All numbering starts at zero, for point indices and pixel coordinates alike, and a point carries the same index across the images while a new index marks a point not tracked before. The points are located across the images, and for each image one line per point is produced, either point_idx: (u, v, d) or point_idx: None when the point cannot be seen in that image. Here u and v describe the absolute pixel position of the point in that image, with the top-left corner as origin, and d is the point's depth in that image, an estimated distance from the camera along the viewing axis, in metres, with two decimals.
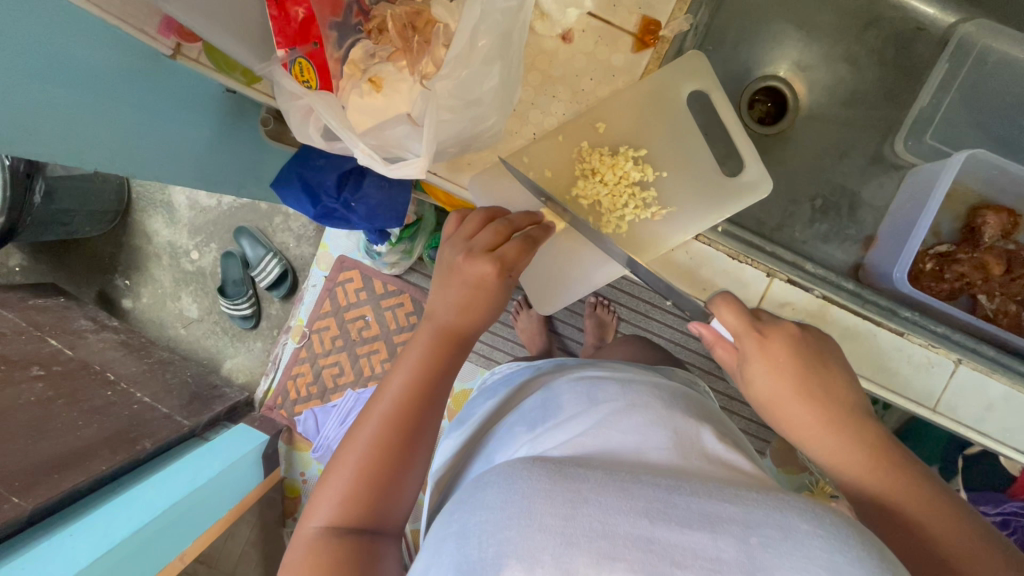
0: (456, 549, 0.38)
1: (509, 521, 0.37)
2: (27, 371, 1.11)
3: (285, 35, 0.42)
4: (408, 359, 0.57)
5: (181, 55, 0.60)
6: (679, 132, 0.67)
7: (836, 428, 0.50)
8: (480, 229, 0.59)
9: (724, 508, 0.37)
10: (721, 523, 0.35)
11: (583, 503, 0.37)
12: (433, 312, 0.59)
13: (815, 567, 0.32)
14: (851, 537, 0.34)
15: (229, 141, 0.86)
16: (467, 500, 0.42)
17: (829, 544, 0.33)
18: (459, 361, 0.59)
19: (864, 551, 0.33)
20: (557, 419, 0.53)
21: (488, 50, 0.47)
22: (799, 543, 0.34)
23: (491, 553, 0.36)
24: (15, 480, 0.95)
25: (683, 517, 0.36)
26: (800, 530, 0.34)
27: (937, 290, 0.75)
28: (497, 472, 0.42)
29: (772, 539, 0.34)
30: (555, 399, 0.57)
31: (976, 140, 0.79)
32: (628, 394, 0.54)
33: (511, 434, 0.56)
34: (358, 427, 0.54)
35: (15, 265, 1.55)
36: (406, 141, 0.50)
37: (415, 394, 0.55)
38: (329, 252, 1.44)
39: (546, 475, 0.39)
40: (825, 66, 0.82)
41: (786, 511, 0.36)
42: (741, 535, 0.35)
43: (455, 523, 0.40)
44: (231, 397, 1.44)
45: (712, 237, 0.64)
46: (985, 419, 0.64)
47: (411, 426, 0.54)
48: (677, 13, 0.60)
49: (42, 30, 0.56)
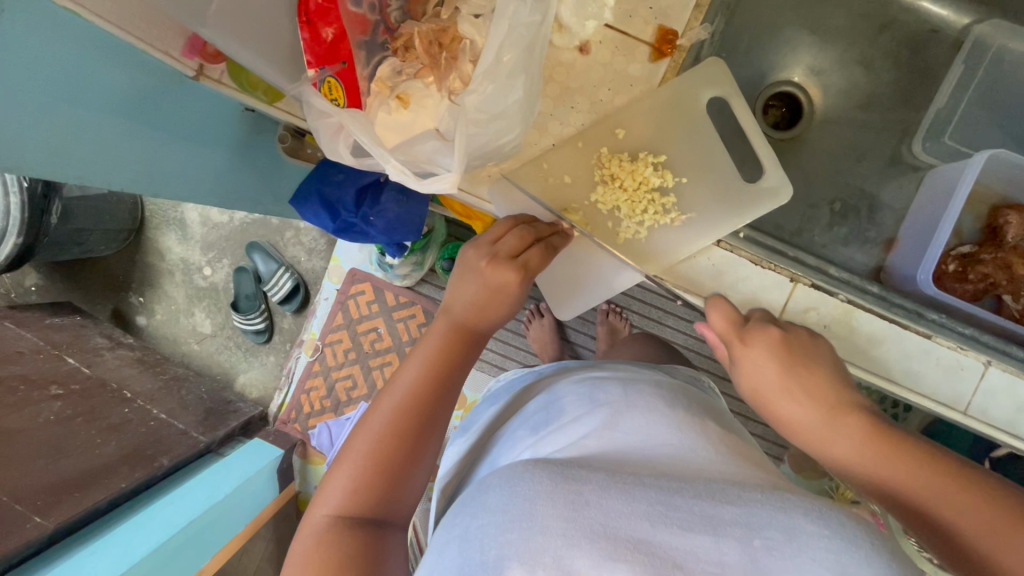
0: (459, 552, 0.39)
1: (510, 523, 0.37)
2: (46, 391, 1.12)
3: (314, 55, 0.44)
4: (421, 354, 0.57)
5: (204, 75, 0.60)
6: (699, 138, 0.67)
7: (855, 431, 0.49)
8: (506, 232, 0.60)
9: (727, 509, 0.36)
10: (723, 526, 0.35)
11: (585, 505, 0.37)
12: (450, 309, 0.59)
13: (822, 568, 0.32)
14: (861, 537, 0.34)
15: (246, 158, 0.87)
16: (471, 503, 0.42)
17: (835, 546, 0.33)
18: (471, 357, 0.58)
19: (872, 551, 0.33)
20: (560, 421, 0.53)
21: (512, 64, 0.47)
22: (805, 545, 0.33)
23: (493, 556, 0.36)
24: (37, 499, 0.96)
25: (685, 519, 0.36)
26: (807, 531, 0.34)
27: (961, 291, 0.74)
28: (498, 475, 0.42)
29: (776, 541, 0.34)
30: (558, 401, 0.57)
31: (993, 139, 0.79)
32: (630, 396, 0.54)
33: (515, 438, 0.57)
34: (367, 418, 0.54)
35: (31, 285, 1.57)
36: (435, 156, 0.49)
37: (426, 388, 0.54)
38: (340, 265, 1.45)
39: (548, 476, 0.39)
40: (839, 70, 0.82)
41: (792, 511, 0.35)
42: (744, 537, 0.34)
43: (458, 527, 0.41)
44: (246, 412, 1.44)
45: (734, 244, 0.64)
46: (1017, 422, 0.63)
47: (420, 421, 0.53)
48: (694, 22, 0.60)
49: (79, 59, 0.58)
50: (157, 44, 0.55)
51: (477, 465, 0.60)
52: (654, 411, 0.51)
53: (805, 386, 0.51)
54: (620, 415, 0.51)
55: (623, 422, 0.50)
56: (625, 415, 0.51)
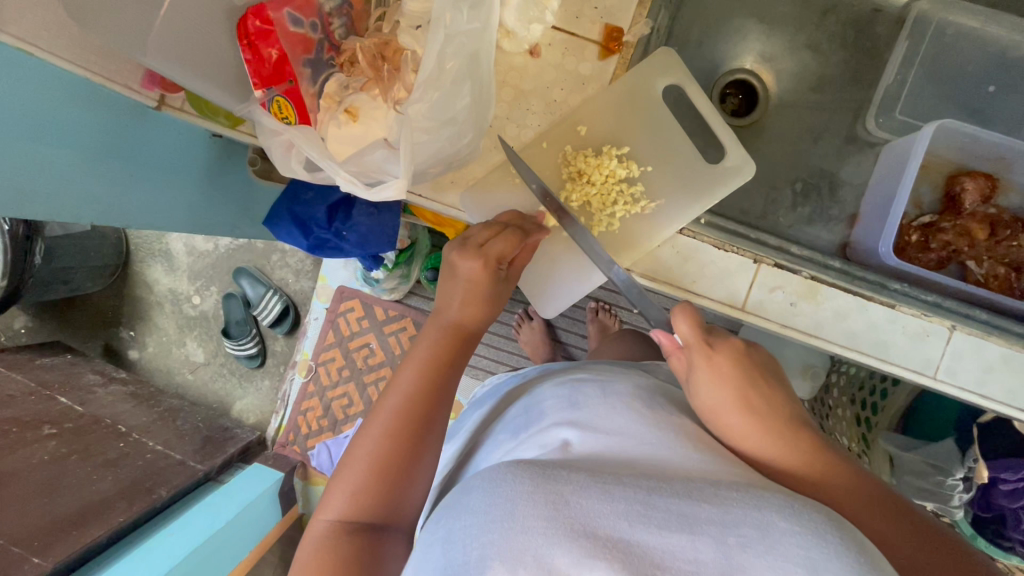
0: (442, 552, 0.39)
1: (493, 524, 0.37)
2: (39, 431, 1.12)
3: (260, 76, 0.47)
4: (416, 356, 0.57)
5: (167, 105, 0.61)
6: (658, 126, 0.68)
7: (751, 404, 0.51)
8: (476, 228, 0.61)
9: (703, 508, 0.36)
10: (698, 524, 0.35)
11: (565, 504, 0.36)
12: (443, 313, 0.59)
13: (793, 564, 0.33)
14: (830, 532, 0.35)
15: (222, 185, 0.89)
16: (453, 506, 0.42)
17: (806, 541, 0.34)
18: (464, 357, 0.58)
19: (840, 546, 0.35)
20: (539, 424, 0.54)
21: (457, 70, 0.48)
22: (776, 541, 0.34)
23: (476, 555, 0.36)
24: (34, 540, 0.95)
25: (662, 519, 0.36)
26: (779, 527, 0.35)
27: (925, 261, 0.76)
28: (481, 476, 0.42)
29: (750, 539, 0.34)
30: (539, 404, 0.58)
31: (943, 110, 0.81)
32: (611, 398, 0.54)
33: (497, 441, 0.58)
34: (368, 422, 0.54)
35: (21, 327, 1.58)
36: (384, 164, 0.50)
37: (426, 389, 0.54)
38: (328, 284, 1.45)
39: (530, 477, 0.39)
40: (791, 54, 0.84)
41: (764, 508, 0.36)
42: (719, 535, 0.35)
43: (440, 529, 0.41)
44: (243, 437, 1.44)
45: (697, 229, 0.66)
46: (987, 382, 0.65)
47: (420, 420, 0.53)
48: (638, 19, 0.63)
49: (35, 93, 0.59)
50: (114, 77, 0.56)
51: (465, 466, 0.60)
52: (631, 412, 0.51)
53: (744, 385, 0.51)
54: (596, 417, 0.51)
55: (601, 424, 0.50)
56: (607, 416, 0.51)
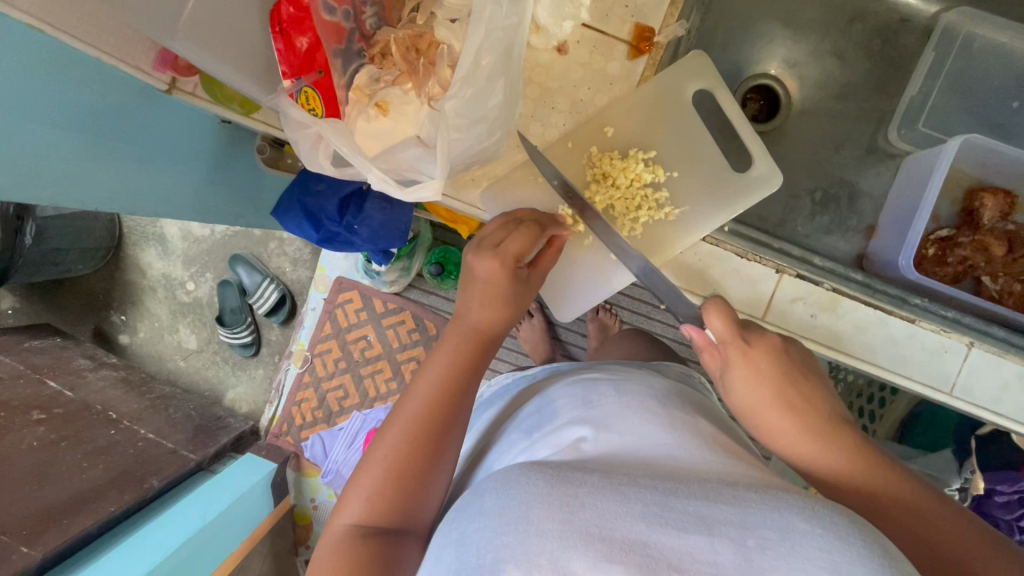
0: (455, 557, 0.38)
1: (506, 527, 0.36)
2: (28, 416, 1.09)
3: (290, 65, 0.45)
4: (436, 358, 0.55)
5: (178, 89, 0.59)
6: (686, 130, 0.67)
7: (784, 405, 0.50)
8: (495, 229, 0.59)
9: (720, 509, 0.34)
10: (716, 525, 0.33)
11: (580, 507, 0.35)
12: (462, 314, 0.57)
13: (816, 568, 0.31)
14: (853, 535, 0.33)
15: (228, 173, 0.86)
16: (466, 507, 0.41)
17: (828, 544, 0.32)
18: (486, 362, 0.57)
19: (866, 550, 0.32)
20: (553, 423, 0.53)
21: (491, 67, 0.47)
22: (798, 544, 0.32)
23: (489, 559, 0.35)
24: (21, 530, 0.92)
25: (679, 520, 0.34)
26: (800, 529, 0.32)
27: (940, 275, 0.76)
28: (494, 478, 0.41)
29: (769, 541, 0.32)
30: (553, 402, 0.57)
31: (965, 123, 0.81)
32: (627, 398, 0.53)
33: (511, 440, 0.57)
34: (388, 426, 0.52)
35: (7, 309, 1.54)
36: (417, 163, 0.50)
37: (445, 391, 0.53)
38: (326, 274, 1.42)
39: (545, 479, 0.37)
40: (814, 61, 0.83)
41: (783, 509, 0.34)
42: (738, 537, 0.32)
43: (454, 531, 0.40)
44: (236, 427, 1.41)
45: (720, 238, 0.65)
46: (1000, 400, 0.65)
47: (439, 424, 0.52)
48: (670, 19, 0.60)
49: (41, 73, 0.56)
50: (126, 58, 0.53)
51: (478, 465, 0.59)
52: (646, 413, 0.50)
53: (787, 391, 0.50)
54: (612, 417, 0.50)
55: (615, 424, 0.49)
56: (622, 416, 0.50)
